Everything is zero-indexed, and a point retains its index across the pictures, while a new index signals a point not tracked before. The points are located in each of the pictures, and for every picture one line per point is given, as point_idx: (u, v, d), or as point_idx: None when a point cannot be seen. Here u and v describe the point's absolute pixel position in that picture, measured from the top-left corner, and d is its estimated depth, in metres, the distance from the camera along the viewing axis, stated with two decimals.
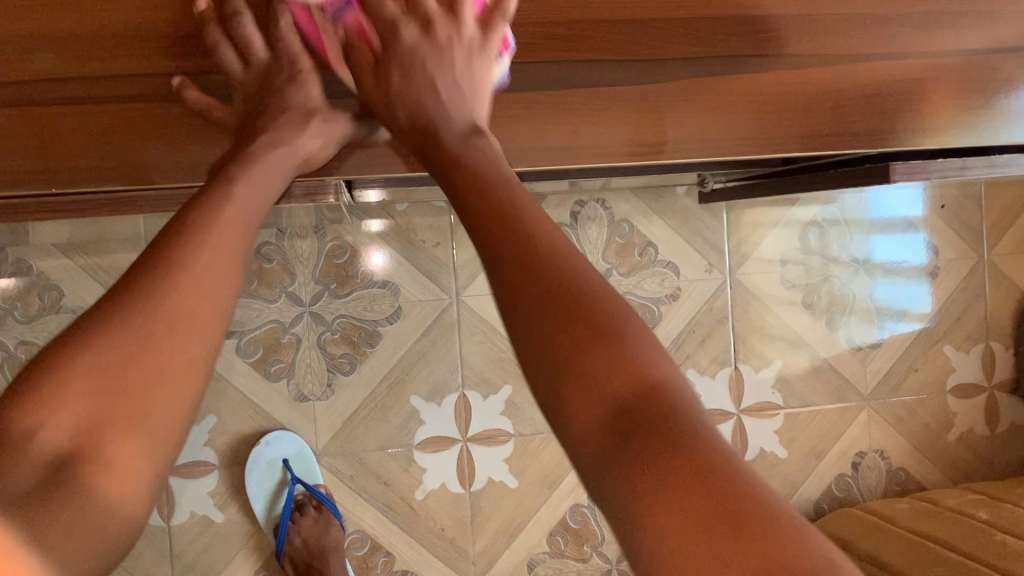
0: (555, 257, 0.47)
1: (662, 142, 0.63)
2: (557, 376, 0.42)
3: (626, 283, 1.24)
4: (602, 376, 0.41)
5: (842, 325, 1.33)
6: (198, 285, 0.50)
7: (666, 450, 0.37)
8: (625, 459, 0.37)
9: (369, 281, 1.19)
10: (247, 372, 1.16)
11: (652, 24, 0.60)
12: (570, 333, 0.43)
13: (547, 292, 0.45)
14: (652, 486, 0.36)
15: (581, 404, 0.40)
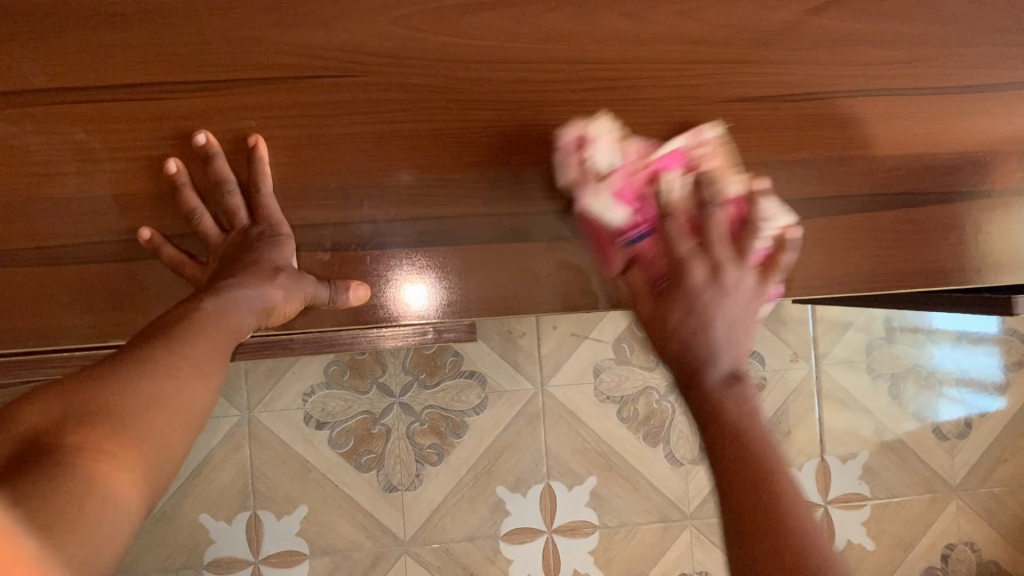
0: (754, 420, 0.51)
1: (790, 279, 0.66)
2: (732, 446, 0.49)
3: None
4: (750, 466, 0.48)
5: (930, 409, 1.31)
6: (182, 354, 0.49)
7: (776, 535, 0.44)
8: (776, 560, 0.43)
9: (456, 371, 1.21)
10: (338, 463, 1.18)
11: (764, 166, 0.65)
12: (744, 435, 0.50)
13: (759, 446, 0.49)
14: (746, 483, 0.47)
15: (737, 478, 0.47)
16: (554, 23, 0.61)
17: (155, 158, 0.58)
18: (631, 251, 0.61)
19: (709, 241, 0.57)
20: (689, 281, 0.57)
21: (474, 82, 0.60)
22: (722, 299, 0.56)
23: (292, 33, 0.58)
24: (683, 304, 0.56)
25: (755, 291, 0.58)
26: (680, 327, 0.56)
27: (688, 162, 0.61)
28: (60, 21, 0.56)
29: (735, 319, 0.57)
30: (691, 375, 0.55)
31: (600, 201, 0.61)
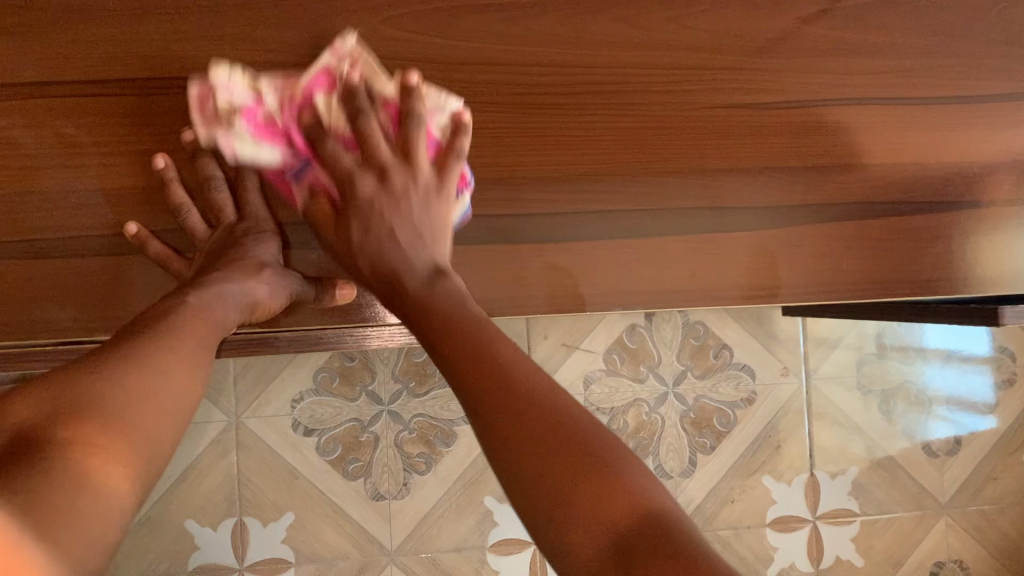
0: (515, 349, 0.49)
1: (777, 286, 0.66)
2: (456, 354, 0.49)
3: (701, 386, 1.25)
4: (487, 360, 0.48)
5: (919, 426, 1.31)
6: (172, 349, 0.49)
7: (522, 423, 0.44)
8: (571, 492, 0.41)
9: (446, 380, 1.21)
10: (326, 470, 1.18)
11: (754, 173, 0.66)
12: (467, 333, 0.50)
13: (499, 387, 0.46)
14: (483, 380, 0.47)
15: (486, 389, 0.47)
16: (547, 27, 0.61)
17: (145, 153, 0.58)
18: (305, 183, 0.59)
19: (378, 152, 0.57)
20: (356, 193, 0.57)
21: (465, 84, 0.61)
22: (397, 205, 0.57)
23: (286, 32, 0.58)
24: (362, 220, 0.57)
25: (432, 189, 0.58)
26: (368, 238, 0.57)
27: (334, 83, 0.57)
28: (54, 15, 0.56)
29: (420, 218, 0.57)
30: (392, 286, 0.56)
31: (245, 148, 0.57)
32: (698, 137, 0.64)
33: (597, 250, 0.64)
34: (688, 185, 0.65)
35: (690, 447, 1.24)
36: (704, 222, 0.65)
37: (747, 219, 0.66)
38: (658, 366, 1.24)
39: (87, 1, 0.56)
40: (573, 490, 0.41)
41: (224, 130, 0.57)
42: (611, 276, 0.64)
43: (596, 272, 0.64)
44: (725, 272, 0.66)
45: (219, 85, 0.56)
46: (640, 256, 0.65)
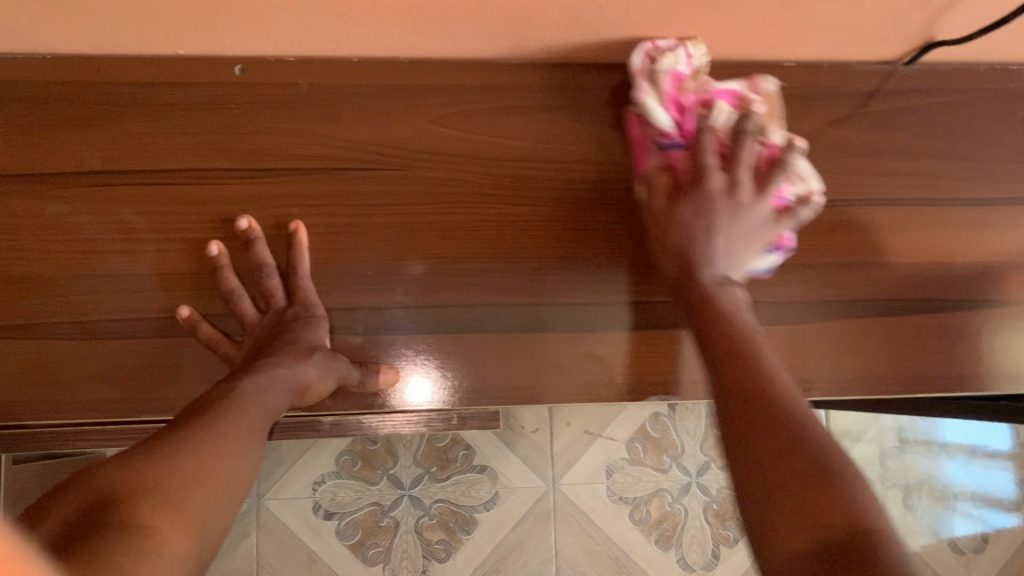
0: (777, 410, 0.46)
1: (808, 379, 0.68)
2: (783, 484, 0.41)
3: (725, 477, 1.24)
4: (785, 462, 0.42)
5: (943, 522, 1.28)
6: (218, 434, 0.49)
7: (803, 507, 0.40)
8: (796, 496, 0.40)
9: (468, 465, 1.21)
10: (344, 555, 1.17)
11: (785, 269, 0.67)
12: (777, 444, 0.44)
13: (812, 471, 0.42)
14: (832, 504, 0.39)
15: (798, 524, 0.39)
16: (584, 125, 0.64)
17: (196, 240, 0.60)
18: (666, 156, 0.62)
19: (703, 158, 0.60)
20: (704, 181, 0.60)
21: (510, 178, 0.63)
22: (734, 215, 0.59)
23: (337, 128, 0.62)
24: (694, 205, 0.60)
25: (760, 215, 0.60)
26: (689, 225, 0.59)
27: (739, 100, 0.61)
28: (123, 108, 0.60)
29: (724, 234, 0.59)
30: (686, 268, 0.59)
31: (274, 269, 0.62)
32: None
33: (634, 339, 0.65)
34: None
35: (713, 539, 1.23)
36: None
37: (778, 313, 0.67)
38: (681, 457, 1.24)
39: (157, 97, 0.60)
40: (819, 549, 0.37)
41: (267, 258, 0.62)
42: (647, 366, 0.65)
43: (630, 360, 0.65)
44: None
45: (665, 53, 0.60)
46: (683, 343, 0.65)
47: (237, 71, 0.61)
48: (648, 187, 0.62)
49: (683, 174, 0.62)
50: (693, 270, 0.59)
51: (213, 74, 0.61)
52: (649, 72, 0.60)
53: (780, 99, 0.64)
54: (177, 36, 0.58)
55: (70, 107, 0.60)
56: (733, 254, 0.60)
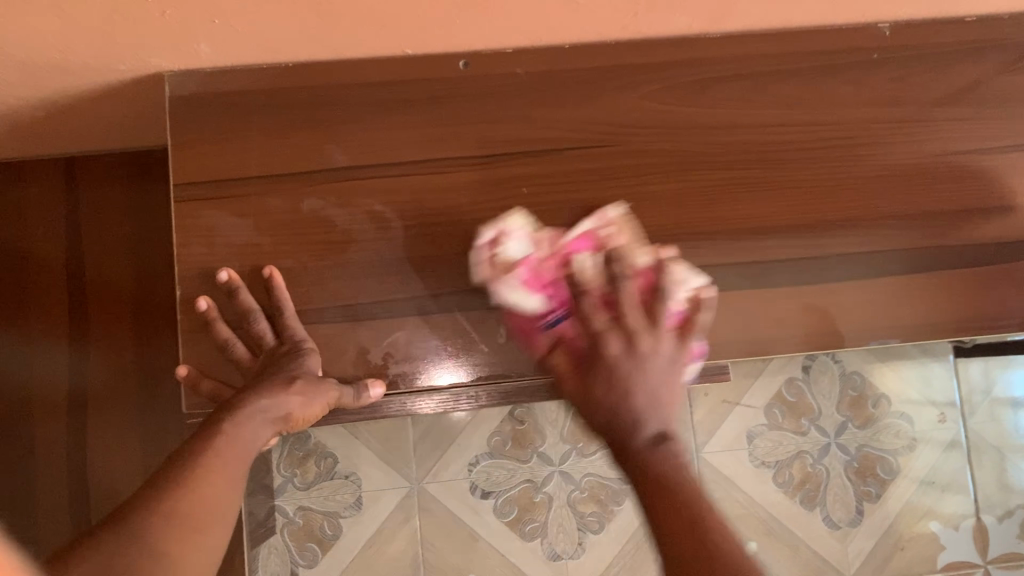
0: (668, 461, 0.47)
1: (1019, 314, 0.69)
2: (657, 496, 0.45)
3: (863, 436, 1.25)
4: (679, 509, 0.44)
5: None
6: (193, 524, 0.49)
7: (686, 511, 0.44)
8: (666, 502, 0.44)
9: (613, 439, 1.22)
10: (503, 531, 1.19)
11: (984, 211, 0.69)
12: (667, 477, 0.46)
13: (653, 492, 0.45)
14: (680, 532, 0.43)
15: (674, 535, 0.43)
16: (782, 90, 0.68)
17: (444, 225, 0.65)
18: (555, 332, 0.62)
19: (623, 312, 0.54)
20: (604, 355, 0.53)
21: (722, 144, 0.67)
22: (646, 363, 0.52)
23: (555, 110, 0.67)
24: (603, 378, 0.52)
25: (675, 355, 0.54)
26: (607, 397, 0.51)
27: (597, 244, 0.64)
28: (363, 108, 0.65)
29: (658, 384, 0.52)
30: (615, 447, 0.50)
31: (515, 294, 0.63)
32: (930, 180, 0.69)
33: (852, 289, 0.68)
34: (925, 222, 0.69)
35: (856, 497, 1.24)
36: (935, 257, 0.69)
37: (984, 253, 0.69)
38: (819, 419, 1.24)
39: (391, 95, 0.65)
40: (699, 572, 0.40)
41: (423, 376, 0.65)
42: (864, 311, 0.68)
43: (848, 307, 0.68)
44: (968, 304, 0.69)
45: (503, 235, 0.64)
46: (897, 285, 0.68)
47: (459, 65, 0.66)
48: (552, 372, 0.58)
49: (579, 350, 0.58)
50: (625, 406, 0.50)
51: (438, 71, 0.66)
52: (490, 283, 0.64)
53: (631, 225, 0.66)
54: (410, 40, 0.63)
55: (314, 110, 0.65)
56: (663, 384, 0.52)
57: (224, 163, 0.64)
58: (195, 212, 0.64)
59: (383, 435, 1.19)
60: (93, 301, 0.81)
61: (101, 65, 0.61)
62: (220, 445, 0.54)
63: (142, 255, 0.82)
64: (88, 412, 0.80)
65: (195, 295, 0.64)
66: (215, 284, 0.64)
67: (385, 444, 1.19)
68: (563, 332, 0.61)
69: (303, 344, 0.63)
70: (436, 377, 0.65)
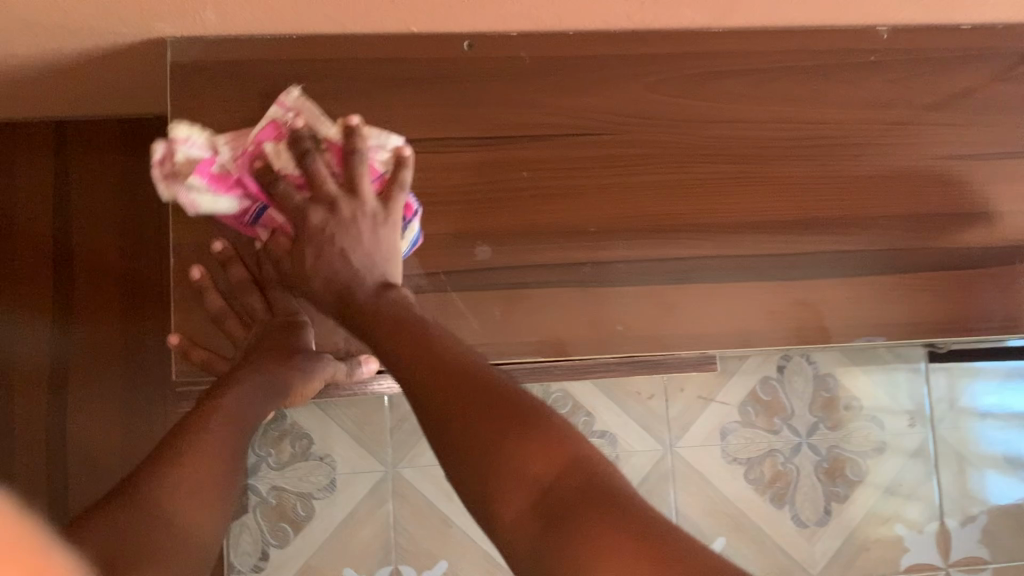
0: (485, 385, 0.45)
1: (1002, 318, 0.71)
2: (472, 446, 0.42)
3: (835, 437, 1.27)
4: (542, 450, 0.42)
5: (1007, 488, 1.31)
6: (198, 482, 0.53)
7: (522, 450, 0.42)
8: (491, 456, 0.42)
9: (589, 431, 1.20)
10: (476, 519, 1.18)
11: (971, 216, 0.71)
12: (489, 405, 0.44)
13: (481, 448, 0.42)
14: (518, 495, 0.41)
15: (512, 490, 0.41)
16: (781, 88, 0.69)
17: (444, 204, 0.65)
18: (265, 222, 0.62)
19: (345, 189, 0.59)
20: (305, 222, 0.58)
21: (722, 138, 0.68)
22: (347, 229, 0.58)
23: (559, 96, 0.67)
24: (330, 247, 0.58)
25: (375, 218, 0.59)
26: (321, 253, 0.58)
27: (280, 133, 0.61)
28: (367, 84, 0.65)
29: (366, 248, 0.58)
30: (344, 299, 0.57)
31: (207, 203, 0.59)
32: (921, 183, 0.70)
33: (841, 286, 0.69)
34: (915, 225, 0.70)
35: (826, 496, 1.25)
36: (922, 259, 0.70)
37: (971, 257, 0.71)
38: (792, 418, 1.26)
39: (397, 72, 0.65)
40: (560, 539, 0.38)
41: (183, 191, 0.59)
42: (852, 308, 0.69)
43: (837, 305, 0.69)
44: (953, 307, 0.70)
45: (178, 143, 0.60)
46: (885, 285, 0.70)
47: (465, 46, 0.66)
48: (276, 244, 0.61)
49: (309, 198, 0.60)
50: (349, 291, 0.57)
51: (445, 51, 0.66)
52: (174, 196, 0.59)
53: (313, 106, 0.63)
54: (418, 18, 0.63)
55: (318, 83, 0.65)
56: (383, 252, 0.59)
57: (224, 132, 0.64)
58: None
59: (359, 416, 1.16)
60: (83, 276, 0.81)
61: (103, 26, 0.60)
62: (214, 428, 0.56)
63: (137, 231, 0.82)
64: (70, 386, 0.80)
65: (188, 264, 0.63)
66: (209, 254, 0.63)
67: (360, 426, 1.16)
68: (268, 218, 0.62)
69: (297, 318, 0.65)
70: None
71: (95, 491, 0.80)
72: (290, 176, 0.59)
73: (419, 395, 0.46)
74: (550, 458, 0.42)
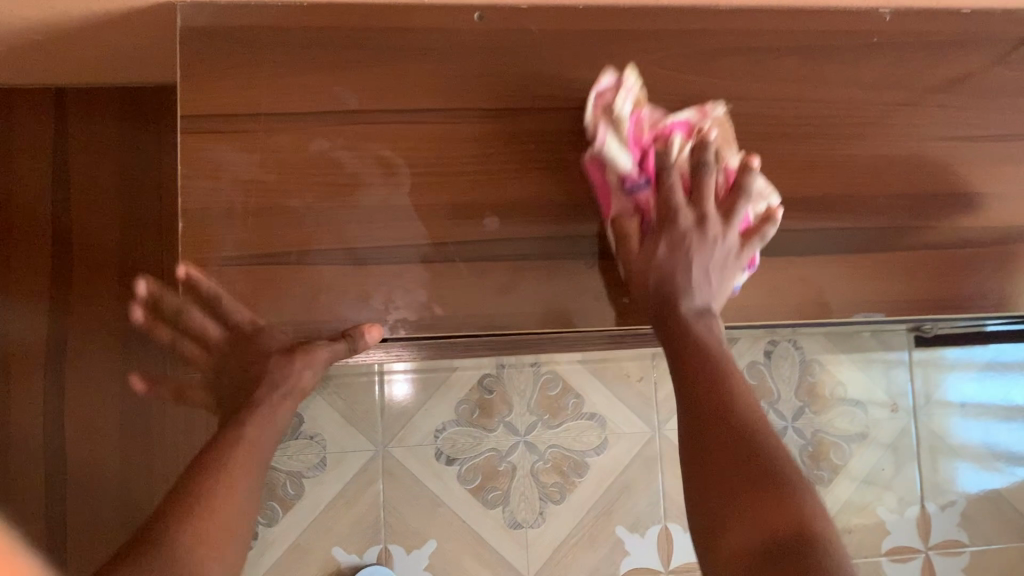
0: (756, 447, 0.52)
1: (997, 297, 0.72)
2: (730, 498, 0.50)
3: (819, 421, 1.28)
4: (777, 511, 0.48)
5: (983, 478, 1.33)
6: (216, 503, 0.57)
7: (774, 507, 0.48)
8: (745, 504, 0.49)
9: (578, 412, 1.20)
10: (463, 498, 1.16)
11: (969, 196, 0.72)
12: (750, 471, 0.51)
13: (741, 489, 0.50)
14: (750, 537, 0.48)
15: (741, 536, 0.48)
16: (784, 66, 0.70)
17: (451, 174, 0.66)
18: (633, 199, 0.64)
19: (675, 197, 0.62)
20: (675, 226, 0.62)
21: (727, 113, 0.69)
22: (704, 249, 0.62)
23: (565, 69, 0.67)
24: (670, 240, 0.62)
25: (732, 249, 0.63)
26: (667, 257, 0.62)
27: (693, 130, 0.65)
28: (376, 53, 0.65)
29: (705, 266, 0.62)
30: (665, 304, 0.61)
31: (613, 145, 0.63)
32: (921, 163, 0.72)
33: (842, 263, 0.70)
34: (914, 204, 0.71)
35: (808, 479, 1.27)
36: (921, 237, 0.71)
37: (968, 237, 0.72)
38: (778, 403, 1.27)
39: (407, 42, 0.65)
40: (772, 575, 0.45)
41: (610, 125, 0.64)
42: (853, 285, 0.70)
43: (838, 281, 0.70)
44: (949, 285, 0.72)
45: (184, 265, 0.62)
46: (884, 263, 0.71)
47: (474, 17, 0.66)
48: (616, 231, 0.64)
49: (649, 214, 0.64)
50: (671, 299, 0.61)
51: (453, 21, 0.66)
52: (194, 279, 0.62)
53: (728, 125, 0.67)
54: None
55: (327, 51, 0.65)
56: (711, 285, 0.62)
57: (231, 98, 0.64)
58: (197, 145, 0.63)
59: (348, 394, 1.15)
60: (78, 255, 0.82)
61: None
62: (232, 450, 0.60)
63: (132, 201, 0.83)
64: (65, 367, 0.82)
65: (196, 230, 0.63)
66: (212, 220, 0.63)
67: (348, 404, 1.14)
68: (642, 199, 0.64)
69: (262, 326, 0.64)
70: (435, 325, 0.65)
71: (93, 472, 0.83)
72: (681, 167, 0.64)
73: (707, 438, 0.54)
74: (788, 515, 0.48)
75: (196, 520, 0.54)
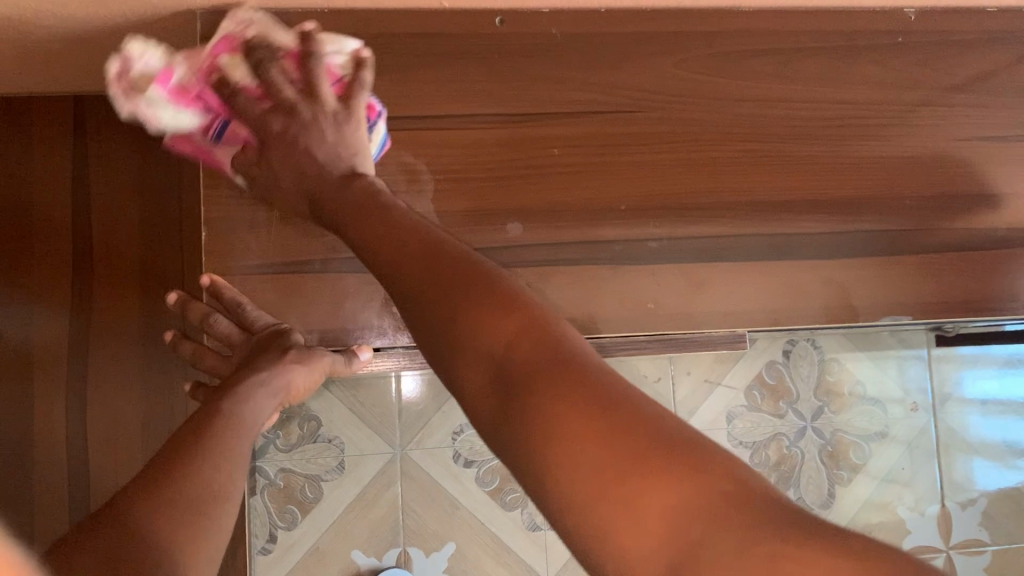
0: (462, 262, 0.45)
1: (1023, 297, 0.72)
2: (442, 312, 0.42)
3: (839, 420, 1.27)
4: (514, 330, 0.40)
5: (1003, 477, 1.31)
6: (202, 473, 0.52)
7: (493, 323, 0.40)
8: (450, 316, 0.42)
9: None
10: (483, 501, 1.15)
11: (994, 196, 0.72)
12: (449, 275, 0.44)
13: (443, 315, 0.42)
14: (480, 371, 0.40)
15: (475, 368, 0.40)
16: (809, 67, 0.69)
17: (476, 180, 0.65)
18: (228, 137, 0.60)
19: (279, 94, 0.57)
20: (268, 129, 0.58)
21: (752, 115, 0.69)
22: (307, 132, 0.58)
23: (589, 74, 0.67)
24: (282, 153, 0.59)
25: (339, 115, 0.58)
26: (287, 153, 0.58)
27: (234, 46, 0.57)
28: (399, 58, 0.64)
29: (328, 143, 0.58)
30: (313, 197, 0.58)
31: (164, 115, 0.56)
32: (947, 164, 0.71)
33: (868, 266, 0.70)
34: (939, 206, 0.71)
35: (829, 479, 1.26)
36: (945, 239, 0.71)
37: (993, 238, 0.72)
38: (796, 402, 1.27)
39: (430, 47, 0.65)
40: (531, 408, 0.36)
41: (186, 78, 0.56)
42: (879, 288, 0.70)
43: (864, 284, 0.70)
44: (976, 287, 0.71)
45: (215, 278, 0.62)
46: (911, 265, 0.70)
47: (497, 22, 0.66)
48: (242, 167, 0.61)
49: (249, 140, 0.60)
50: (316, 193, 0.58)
51: (476, 26, 0.66)
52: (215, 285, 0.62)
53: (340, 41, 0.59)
54: None
55: None
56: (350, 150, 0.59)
57: None
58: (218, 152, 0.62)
59: (368, 398, 1.14)
60: (101, 265, 0.83)
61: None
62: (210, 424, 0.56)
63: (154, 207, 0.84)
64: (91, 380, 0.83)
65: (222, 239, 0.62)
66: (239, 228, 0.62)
67: (367, 407, 1.13)
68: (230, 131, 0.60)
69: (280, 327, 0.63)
70: None
71: (113, 477, 0.82)
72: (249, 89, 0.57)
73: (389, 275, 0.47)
74: (507, 324, 0.40)
75: (200, 512, 0.50)
